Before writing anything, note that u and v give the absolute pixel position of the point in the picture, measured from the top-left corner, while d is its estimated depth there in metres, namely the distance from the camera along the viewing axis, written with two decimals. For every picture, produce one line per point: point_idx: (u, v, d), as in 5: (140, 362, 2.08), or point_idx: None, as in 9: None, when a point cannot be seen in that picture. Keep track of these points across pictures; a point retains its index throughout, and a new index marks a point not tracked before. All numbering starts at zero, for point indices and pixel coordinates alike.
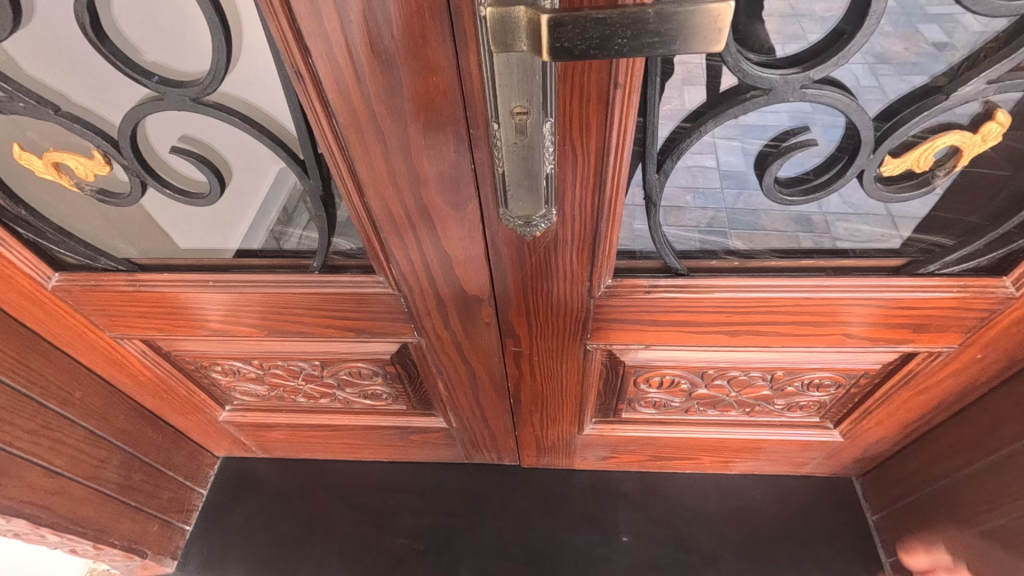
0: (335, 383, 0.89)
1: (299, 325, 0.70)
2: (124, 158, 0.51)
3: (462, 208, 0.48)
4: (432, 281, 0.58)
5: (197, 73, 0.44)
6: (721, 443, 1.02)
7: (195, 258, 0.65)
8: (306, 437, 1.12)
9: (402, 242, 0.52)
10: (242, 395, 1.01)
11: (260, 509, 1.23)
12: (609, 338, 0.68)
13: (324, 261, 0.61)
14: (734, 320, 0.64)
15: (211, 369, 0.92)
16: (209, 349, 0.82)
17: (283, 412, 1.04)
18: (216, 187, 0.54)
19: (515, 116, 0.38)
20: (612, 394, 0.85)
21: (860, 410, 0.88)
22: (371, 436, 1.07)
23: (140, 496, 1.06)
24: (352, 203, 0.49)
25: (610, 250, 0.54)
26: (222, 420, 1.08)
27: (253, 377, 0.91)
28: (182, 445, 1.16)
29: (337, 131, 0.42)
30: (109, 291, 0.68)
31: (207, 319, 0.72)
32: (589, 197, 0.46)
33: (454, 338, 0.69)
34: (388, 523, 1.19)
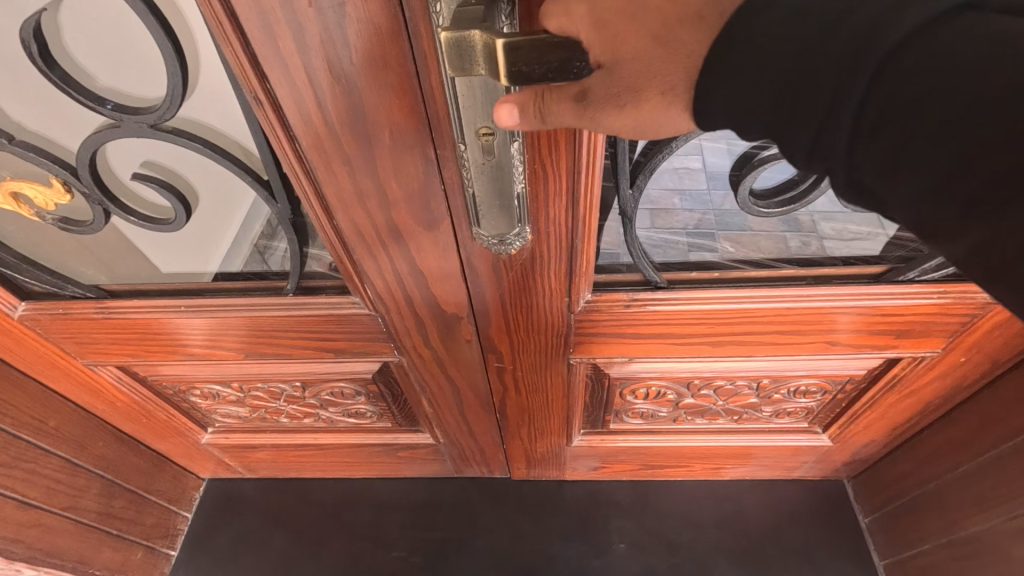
0: (318, 403, 0.87)
1: (277, 347, 0.69)
2: (83, 185, 0.50)
3: (434, 227, 0.47)
4: (409, 300, 0.57)
5: (155, 99, 0.43)
6: (711, 451, 1.01)
7: (169, 284, 0.64)
8: (292, 457, 1.10)
9: (374, 261, 0.51)
10: (224, 418, 0.99)
11: (248, 531, 1.20)
12: (592, 351, 0.67)
13: (298, 282, 0.60)
14: (717, 331, 0.64)
15: (190, 393, 0.90)
16: (187, 374, 0.81)
17: (267, 434, 1.03)
18: (181, 213, 0.53)
19: (481, 137, 0.37)
20: (599, 406, 0.85)
21: (848, 415, 0.88)
22: (358, 454, 1.05)
23: (121, 524, 1.03)
24: (321, 225, 0.48)
25: (587, 265, 0.53)
26: (205, 443, 1.06)
27: (234, 400, 0.90)
28: (165, 469, 1.13)
29: (302, 155, 0.41)
30: (78, 318, 0.67)
31: (182, 343, 0.70)
32: (563, 214, 0.46)
33: (435, 355, 0.67)
34: (378, 542, 1.18)
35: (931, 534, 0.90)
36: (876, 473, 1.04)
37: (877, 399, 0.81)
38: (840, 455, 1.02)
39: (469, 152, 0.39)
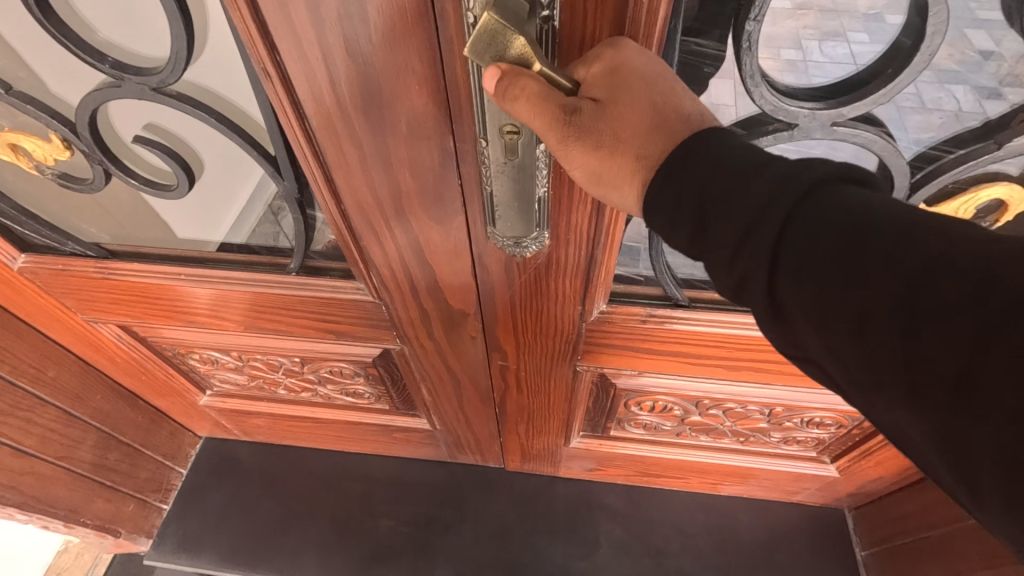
0: (316, 379, 0.85)
1: (278, 324, 0.67)
2: (83, 143, 0.49)
3: (448, 223, 0.44)
4: (416, 291, 0.54)
5: (159, 59, 0.41)
6: (712, 468, 0.99)
7: (169, 248, 0.64)
8: (286, 424, 1.04)
9: (382, 249, 0.48)
10: (222, 383, 0.98)
11: (239, 494, 1.21)
12: (601, 361, 0.64)
13: (302, 261, 0.57)
14: (735, 355, 0.61)
15: (191, 355, 0.90)
16: (188, 338, 0.80)
17: (263, 401, 1.00)
18: (185, 181, 0.51)
19: (505, 134, 0.34)
20: (602, 413, 0.82)
21: (860, 450, 0.85)
22: (355, 430, 1.00)
23: (115, 476, 1.04)
24: (328, 208, 0.45)
25: (606, 276, 0.50)
26: (203, 404, 1.06)
27: (233, 367, 0.89)
28: (163, 425, 1.14)
29: (311, 134, 0.38)
30: (77, 275, 0.68)
31: (184, 307, 0.69)
32: (586, 222, 0.42)
33: (438, 348, 0.65)
34: (365, 519, 1.17)
35: None
36: (880, 509, 1.01)
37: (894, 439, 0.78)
38: (844, 486, 0.99)
39: (490, 148, 0.36)
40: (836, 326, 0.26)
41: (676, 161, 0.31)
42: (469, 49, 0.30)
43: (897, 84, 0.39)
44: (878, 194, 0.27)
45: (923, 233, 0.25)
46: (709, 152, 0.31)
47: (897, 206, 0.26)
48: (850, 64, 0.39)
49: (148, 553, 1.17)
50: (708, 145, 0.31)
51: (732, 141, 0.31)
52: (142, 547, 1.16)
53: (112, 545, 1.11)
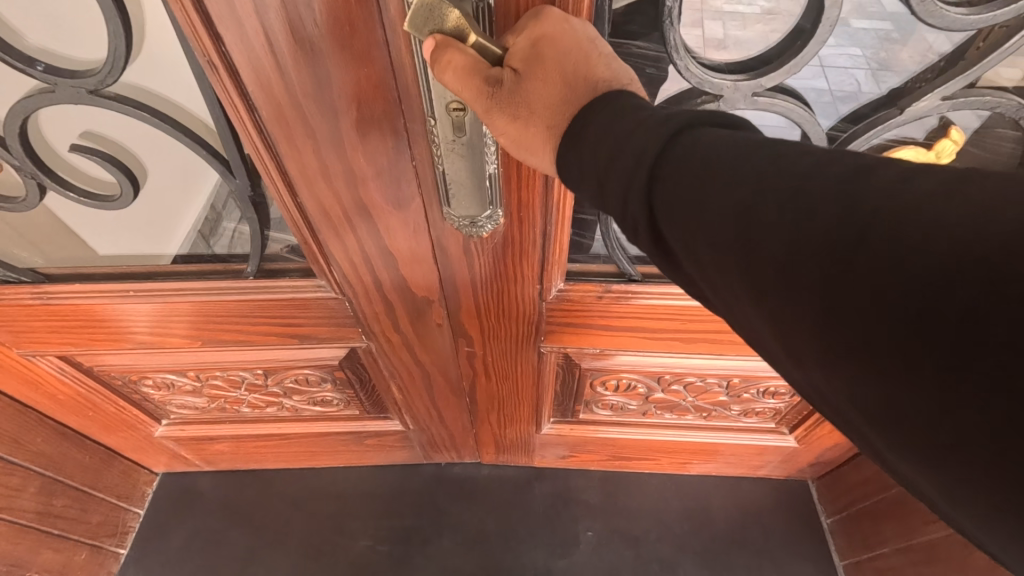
0: (281, 392, 0.84)
1: (235, 333, 0.66)
2: (15, 157, 0.48)
3: (405, 207, 0.45)
4: (373, 283, 0.54)
5: (95, 61, 0.40)
6: (680, 446, 1.02)
7: (112, 267, 0.62)
8: (254, 448, 1.02)
9: (340, 241, 0.48)
10: (180, 409, 0.95)
11: (202, 527, 1.16)
12: (566, 341, 0.65)
13: (258, 266, 0.57)
14: (689, 327, 0.64)
15: (143, 382, 0.87)
16: (140, 362, 0.78)
17: (225, 425, 0.96)
18: (129, 189, 0.50)
19: (452, 111, 0.36)
20: (569, 396, 0.83)
21: (814, 418, 0.90)
22: (326, 443, 0.99)
23: (63, 523, 0.98)
24: (283, 203, 0.45)
25: (559, 253, 0.51)
26: (159, 436, 1.02)
27: (191, 389, 0.86)
28: (114, 464, 1.08)
29: (259, 125, 0.38)
30: (12, 304, 0.66)
31: (138, 324, 0.68)
32: (538, 198, 0.44)
33: (404, 339, 0.65)
34: (342, 535, 1.15)
35: (891, 537, 0.94)
36: (840, 475, 1.06)
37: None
38: (805, 455, 1.03)
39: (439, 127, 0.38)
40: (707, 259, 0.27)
41: (581, 121, 0.33)
42: (410, 23, 0.32)
43: (806, 53, 0.43)
44: (735, 132, 0.29)
45: (766, 162, 0.26)
46: (603, 112, 0.32)
47: (751, 140, 0.28)
48: (766, 40, 0.43)
49: None
50: (605, 106, 0.33)
51: (614, 103, 0.33)
52: None
53: None
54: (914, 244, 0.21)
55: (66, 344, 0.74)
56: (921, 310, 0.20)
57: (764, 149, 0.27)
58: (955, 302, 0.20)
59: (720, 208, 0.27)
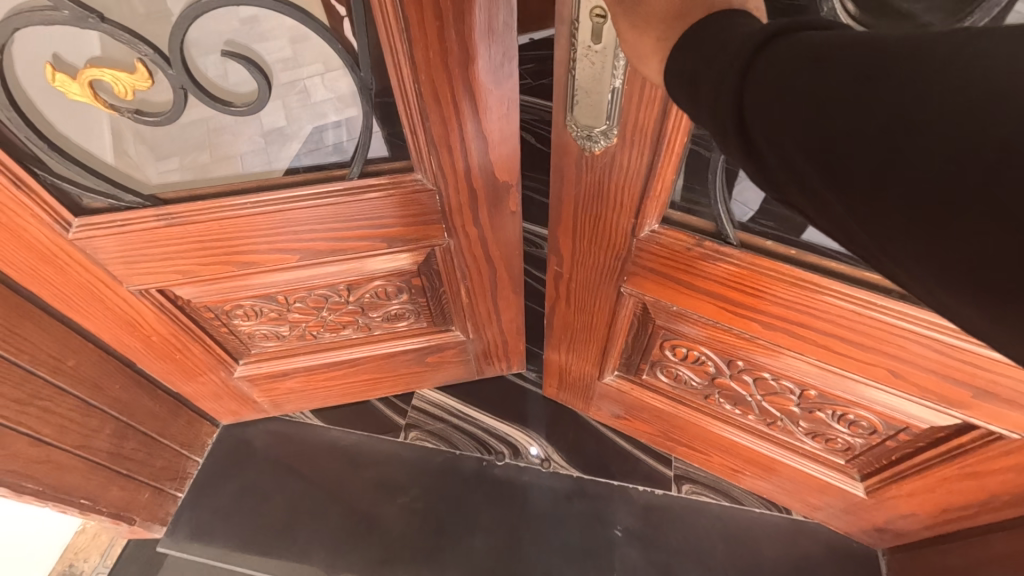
0: (358, 308, 0.98)
1: (309, 241, 0.79)
2: (172, 70, 0.62)
3: (501, 83, 0.64)
4: (467, 171, 0.73)
5: None
6: (739, 447, 1.03)
7: (228, 184, 0.74)
8: (321, 381, 1.14)
9: (441, 117, 0.67)
10: (264, 341, 1.02)
11: (259, 472, 1.23)
12: (647, 287, 0.80)
13: (362, 168, 0.74)
14: (771, 313, 0.73)
15: (234, 313, 0.94)
16: (233, 288, 0.87)
17: (300, 355, 1.06)
18: (264, 89, 0.66)
19: (594, 16, 0.53)
20: (637, 351, 0.97)
21: (894, 470, 0.88)
22: (390, 367, 1.14)
23: (130, 464, 1.06)
24: (403, 88, 0.64)
25: (660, 187, 0.67)
26: (237, 376, 1.08)
27: (277, 316, 0.96)
28: (181, 414, 1.17)
29: (398, 11, 0.56)
30: (134, 229, 0.74)
31: (252, 249, 0.79)
32: (654, 122, 0.60)
33: (479, 234, 0.83)
34: (388, 485, 1.20)
35: None
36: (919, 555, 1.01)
37: (932, 466, 0.82)
38: (872, 514, 0.99)
39: (582, 29, 0.54)
40: (780, 136, 0.31)
41: (690, 37, 0.39)
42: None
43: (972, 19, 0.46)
44: (822, 31, 0.33)
45: (846, 47, 0.30)
46: (709, 28, 0.38)
47: (835, 35, 0.32)
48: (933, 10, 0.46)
49: (161, 541, 1.16)
50: (712, 25, 0.38)
51: (716, 24, 0.38)
52: (158, 535, 1.16)
53: (128, 531, 1.12)
54: (972, 92, 0.24)
55: (174, 276, 0.81)
56: (970, 143, 0.24)
57: (847, 39, 0.31)
58: (1002, 131, 0.23)
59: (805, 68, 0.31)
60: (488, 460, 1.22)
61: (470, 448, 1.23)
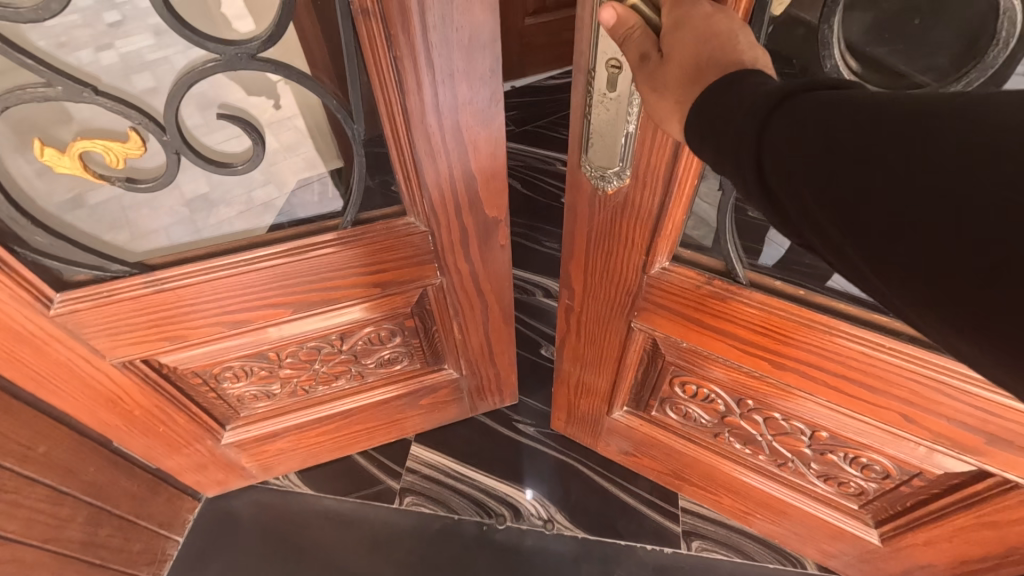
0: (352, 356, 0.96)
1: (303, 294, 0.78)
2: (167, 135, 0.61)
3: (489, 122, 0.68)
4: (456, 207, 0.75)
5: (252, 32, 0.57)
6: (749, 487, 1.01)
7: (216, 244, 0.73)
8: (313, 438, 1.10)
9: (434, 161, 0.69)
10: (255, 404, 0.98)
11: (242, 549, 1.15)
12: (657, 323, 0.83)
13: (355, 216, 0.75)
14: (781, 352, 0.74)
15: (222, 375, 0.89)
16: (219, 351, 0.82)
17: (292, 412, 1.03)
18: (257, 146, 0.66)
19: (610, 66, 0.56)
20: (647, 389, 0.99)
21: (908, 519, 0.87)
22: (384, 413, 1.12)
23: (105, 551, 0.98)
24: (398, 140, 0.67)
25: (671, 228, 0.70)
26: (224, 442, 1.02)
27: (268, 374, 0.92)
28: (160, 492, 1.10)
29: (393, 67, 0.59)
30: (120, 298, 0.69)
31: (239, 307, 0.76)
32: (663, 171, 0.63)
33: (471, 269, 0.85)
34: (383, 545, 1.14)
35: None
36: None
37: (948, 514, 0.80)
38: (884, 561, 0.97)
39: (599, 77, 0.58)
40: (800, 183, 0.35)
41: (715, 92, 0.42)
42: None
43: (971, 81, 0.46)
44: (829, 91, 0.37)
45: (856, 106, 0.34)
46: (727, 87, 0.42)
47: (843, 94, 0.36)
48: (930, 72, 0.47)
49: None
50: (731, 85, 0.42)
51: (730, 83, 0.42)
52: None
53: None
54: (975, 152, 0.28)
55: (160, 341, 0.76)
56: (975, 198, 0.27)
57: (855, 99, 0.34)
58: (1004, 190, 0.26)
59: (804, 120, 0.35)
60: (488, 525, 1.15)
61: (470, 511, 1.17)
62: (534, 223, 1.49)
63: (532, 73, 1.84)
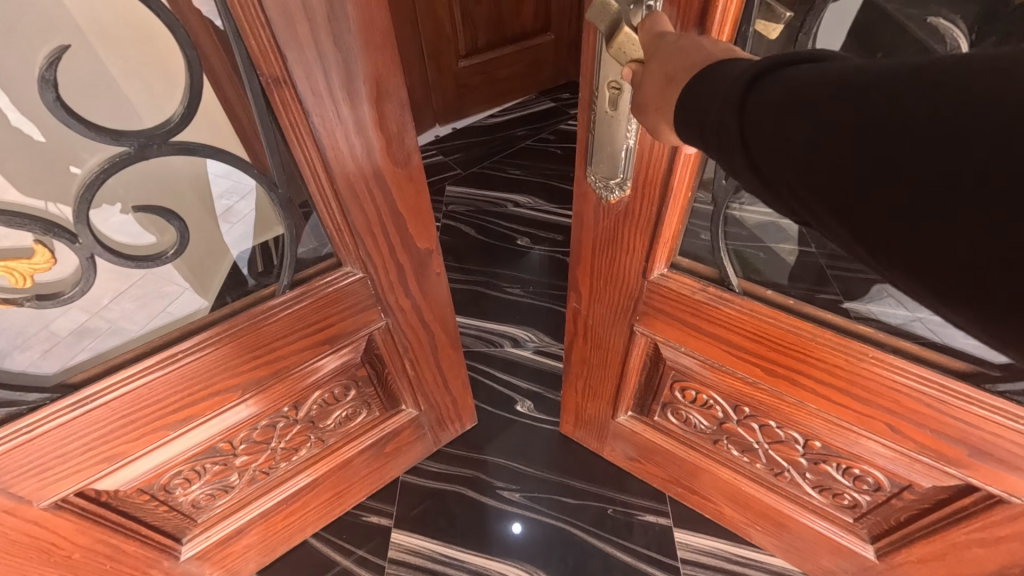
0: (309, 421, 0.88)
1: (247, 370, 0.71)
2: (81, 241, 0.54)
3: (408, 161, 0.69)
4: (393, 248, 0.75)
5: (162, 114, 0.53)
6: (755, 500, 0.97)
7: (145, 342, 0.63)
8: (283, 522, 0.98)
9: (363, 212, 0.68)
10: (212, 507, 0.86)
11: None
12: (657, 328, 0.84)
13: (291, 278, 0.69)
14: (774, 360, 0.75)
15: (172, 483, 0.77)
16: (167, 460, 0.72)
17: (256, 502, 0.91)
18: (178, 233, 0.59)
19: (611, 87, 0.60)
20: (649, 393, 0.98)
21: (903, 534, 0.83)
22: (352, 472, 1.03)
23: None
24: (324, 201, 0.65)
25: (668, 236, 0.73)
26: (183, 558, 0.87)
27: (222, 468, 0.82)
28: None
29: (311, 129, 0.59)
30: (46, 430, 0.58)
31: (178, 408, 0.67)
32: (661, 182, 0.67)
33: (413, 303, 0.84)
34: None
35: None
36: None
37: (941, 528, 0.77)
38: None
39: (601, 97, 0.62)
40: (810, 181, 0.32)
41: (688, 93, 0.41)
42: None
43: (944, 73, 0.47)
44: (820, 66, 0.33)
45: (858, 87, 0.30)
46: (705, 80, 0.40)
47: (838, 70, 0.32)
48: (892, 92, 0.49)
49: None
50: (708, 77, 0.40)
51: (715, 75, 0.39)
52: None
53: None
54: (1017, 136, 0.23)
55: (101, 464, 0.65)
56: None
57: (856, 74, 0.30)
58: None
59: (769, 110, 0.34)
60: None
61: None
62: (490, 268, 1.45)
63: (469, 113, 1.85)
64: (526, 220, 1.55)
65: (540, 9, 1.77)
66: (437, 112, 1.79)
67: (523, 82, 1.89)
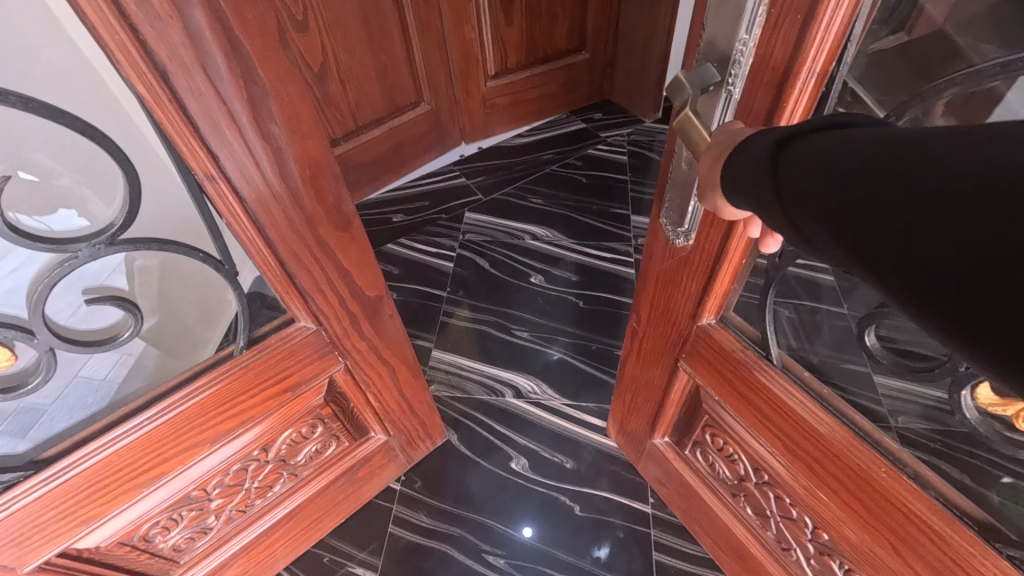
0: (280, 458, 0.89)
1: (213, 426, 0.72)
2: (38, 338, 0.55)
3: (349, 227, 0.69)
4: (343, 299, 0.75)
5: (108, 216, 0.54)
6: (760, 565, 0.92)
7: (111, 414, 0.65)
8: (263, 552, 1.00)
9: (311, 279, 0.68)
10: (192, 550, 0.88)
11: None
12: (698, 370, 0.80)
13: (246, 338, 0.71)
14: (790, 441, 0.70)
15: (151, 532, 0.79)
16: (143, 512, 0.73)
17: (235, 539, 0.93)
18: (132, 314, 0.61)
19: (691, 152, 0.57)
20: (684, 430, 0.95)
21: None
22: (328, 496, 1.04)
23: None
24: (270, 271, 0.65)
25: (720, 292, 0.69)
26: None
27: (199, 513, 0.83)
28: None
29: (249, 213, 0.58)
30: (19, 507, 0.60)
31: (148, 470, 0.69)
32: (717, 240, 0.63)
33: (369, 343, 0.84)
34: None
35: None
36: None
37: None
38: None
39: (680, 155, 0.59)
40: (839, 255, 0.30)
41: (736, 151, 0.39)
42: (678, 76, 0.49)
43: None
44: (853, 130, 0.31)
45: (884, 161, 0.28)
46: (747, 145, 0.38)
47: (874, 135, 0.30)
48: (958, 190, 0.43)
49: None
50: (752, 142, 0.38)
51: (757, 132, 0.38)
52: None
53: None
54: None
55: (77, 526, 0.67)
56: None
57: (884, 147, 0.28)
58: None
59: (801, 174, 0.32)
60: None
61: None
62: (502, 307, 1.43)
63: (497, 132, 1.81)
64: (543, 256, 1.52)
65: (573, 29, 1.72)
66: (464, 130, 1.77)
67: (555, 102, 1.85)
